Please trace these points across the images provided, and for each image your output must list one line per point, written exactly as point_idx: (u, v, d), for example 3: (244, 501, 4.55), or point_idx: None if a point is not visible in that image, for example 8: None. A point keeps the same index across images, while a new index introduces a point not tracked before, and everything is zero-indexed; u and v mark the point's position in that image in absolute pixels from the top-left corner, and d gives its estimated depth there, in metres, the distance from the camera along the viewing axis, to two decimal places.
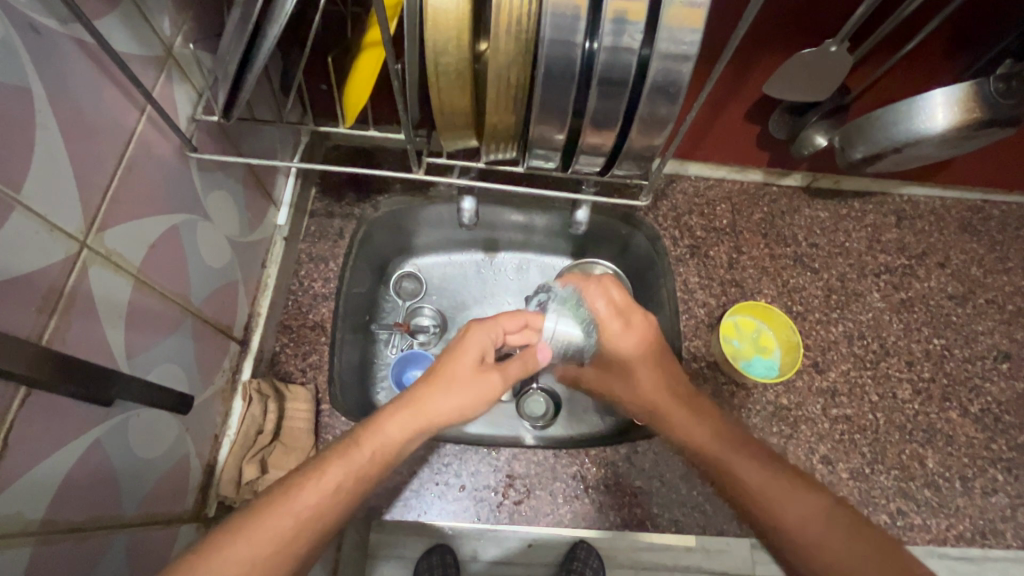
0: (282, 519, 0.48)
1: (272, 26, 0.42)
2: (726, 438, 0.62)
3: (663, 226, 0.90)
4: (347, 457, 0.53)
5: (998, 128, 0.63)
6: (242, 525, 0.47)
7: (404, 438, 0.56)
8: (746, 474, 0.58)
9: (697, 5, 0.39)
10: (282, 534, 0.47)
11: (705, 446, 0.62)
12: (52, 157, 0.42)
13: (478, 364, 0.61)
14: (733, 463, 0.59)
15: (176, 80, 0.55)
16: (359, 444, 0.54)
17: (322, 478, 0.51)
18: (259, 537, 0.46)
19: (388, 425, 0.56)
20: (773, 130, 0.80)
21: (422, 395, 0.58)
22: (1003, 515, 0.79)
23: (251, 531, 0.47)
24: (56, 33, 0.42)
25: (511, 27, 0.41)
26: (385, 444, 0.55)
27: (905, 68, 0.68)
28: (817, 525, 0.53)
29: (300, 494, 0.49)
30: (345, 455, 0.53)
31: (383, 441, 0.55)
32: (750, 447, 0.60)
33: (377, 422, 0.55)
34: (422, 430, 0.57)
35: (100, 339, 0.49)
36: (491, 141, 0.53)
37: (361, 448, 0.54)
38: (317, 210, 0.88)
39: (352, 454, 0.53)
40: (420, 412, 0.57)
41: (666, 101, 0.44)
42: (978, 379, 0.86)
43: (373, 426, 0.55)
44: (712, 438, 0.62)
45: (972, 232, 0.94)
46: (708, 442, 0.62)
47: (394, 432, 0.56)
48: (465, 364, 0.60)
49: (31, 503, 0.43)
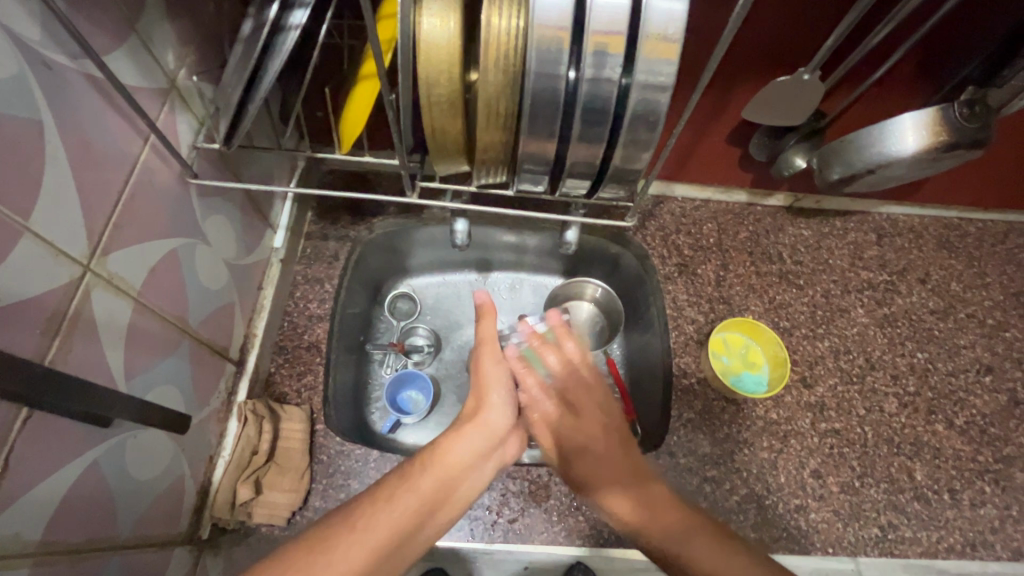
0: (361, 542, 0.51)
1: (274, 60, 0.45)
2: (685, 521, 0.56)
3: (652, 245, 0.93)
4: (412, 484, 0.56)
5: (964, 151, 0.65)
6: (311, 549, 0.49)
7: (466, 455, 0.61)
8: (699, 557, 0.53)
9: (672, 39, 0.41)
10: (353, 558, 0.49)
11: (656, 536, 0.55)
12: (60, 183, 0.44)
13: (505, 388, 0.67)
14: (682, 549, 0.54)
15: (179, 110, 0.57)
16: (419, 471, 0.58)
17: (388, 504, 0.54)
18: (331, 562, 0.49)
19: (453, 446, 0.61)
20: (753, 152, 0.82)
21: (457, 430, 0.63)
22: (992, 526, 0.81)
23: (321, 559, 0.48)
24: (66, 68, 0.44)
25: (499, 60, 0.44)
26: (453, 465, 0.60)
27: (876, 93, 0.72)
28: (719, 564, 0.52)
29: (375, 518, 0.53)
30: (413, 478, 0.57)
31: (446, 465, 0.59)
32: (693, 519, 0.56)
33: (438, 453, 0.60)
34: (475, 448, 0.62)
35: (100, 362, 0.50)
36: (482, 168, 0.55)
37: (426, 469, 0.58)
38: (313, 233, 0.91)
39: (411, 481, 0.57)
40: (461, 443, 0.62)
41: (646, 129, 0.46)
42: (962, 392, 0.88)
43: (433, 457, 0.59)
44: (677, 530, 0.55)
45: (950, 249, 0.97)
46: (664, 524, 0.56)
47: (459, 446, 0.61)
48: (501, 396, 0.67)
49: (29, 524, 0.44)
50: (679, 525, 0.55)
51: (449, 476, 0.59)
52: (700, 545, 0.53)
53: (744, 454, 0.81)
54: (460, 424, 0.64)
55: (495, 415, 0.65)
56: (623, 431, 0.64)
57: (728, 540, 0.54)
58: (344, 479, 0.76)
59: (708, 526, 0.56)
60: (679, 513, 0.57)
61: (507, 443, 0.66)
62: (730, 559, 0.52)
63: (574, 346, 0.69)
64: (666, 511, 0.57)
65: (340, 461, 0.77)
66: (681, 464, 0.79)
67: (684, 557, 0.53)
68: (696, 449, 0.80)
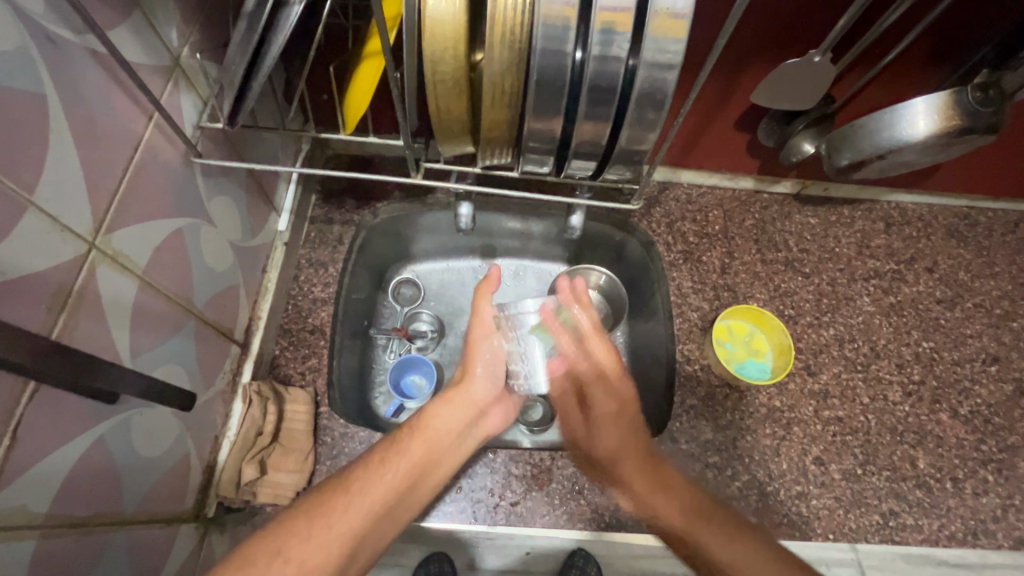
0: (356, 507, 0.53)
1: (277, 36, 0.45)
2: (697, 513, 0.60)
3: (657, 232, 0.92)
4: (402, 451, 0.59)
5: (977, 136, 0.64)
6: (312, 511, 0.51)
7: (453, 422, 0.65)
8: (708, 542, 0.57)
9: (680, 15, 0.41)
10: (350, 519, 0.52)
11: (669, 522, 0.61)
12: (65, 160, 0.44)
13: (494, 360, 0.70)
14: (693, 533, 0.58)
15: (183, 88, 0.56)
16: (408, 439, 0.61)
17: (379, 469, 0.56)
18: (331, 521, 0.51)
19: (438, 414, 0.65)
20: (762, 137, 0.82)
21: (445, 396, 0.66)
22: (994, 515, 0.81)
23: (322, 521, 0.50)
24: (69, 42, 0.44)
25: (504, 37, 0.43)
26: (439, 431, 0.64)
27: (887, 77, 0.71)
28: (732, 549, 0.55)
29: (369, 483, 0.55)
30: (403, 446, 0.60)
31: (433, 430, 0.63)
32: (712, 514, 0.59)
33: (424, 420, 0.63)
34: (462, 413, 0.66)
35: (105, 338, 0.50)
36: (487, 148, 0.55)
37: (414, 437, 0.61)
38: (317, 217, 0.91)
39: (401, 448, 0.60)
40: (449, 407, 0.66)
41: (652, 108, 0.46)
42: (967, 382, 0.87)
43: (420, 423, 0.63)
44: (686, 518, 0.60)
45: (959, 238, 0.96)
46: (671, 510, 0.61)
47: (447, 412, 0.65)
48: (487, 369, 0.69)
49: (34, 496, 0.44)
50: (689, 513, 0.60)
51: (435, 442, 0.63)
52: (712, 529, 0.57)
53: (747, 441, 0.81)
54: (451, 392, 0.67)
55: (480, 386, 0.69)
56: (636, 416, 0.72)
57: (734, 525, 0.57)
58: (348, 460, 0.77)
59: (723, 513, 0.59)
60: (690, 498, 0.62)
61: (487, 413, 0.70)
62: (737, 544, 0.55)
63: (600, 344, 0.73)
64: (676, 497, 0.62)
65: (343, 443, 0.78)
66: (683, 450, 0.79)
67: (694, 545, 0.57)
68: (699, 435, 0.80)
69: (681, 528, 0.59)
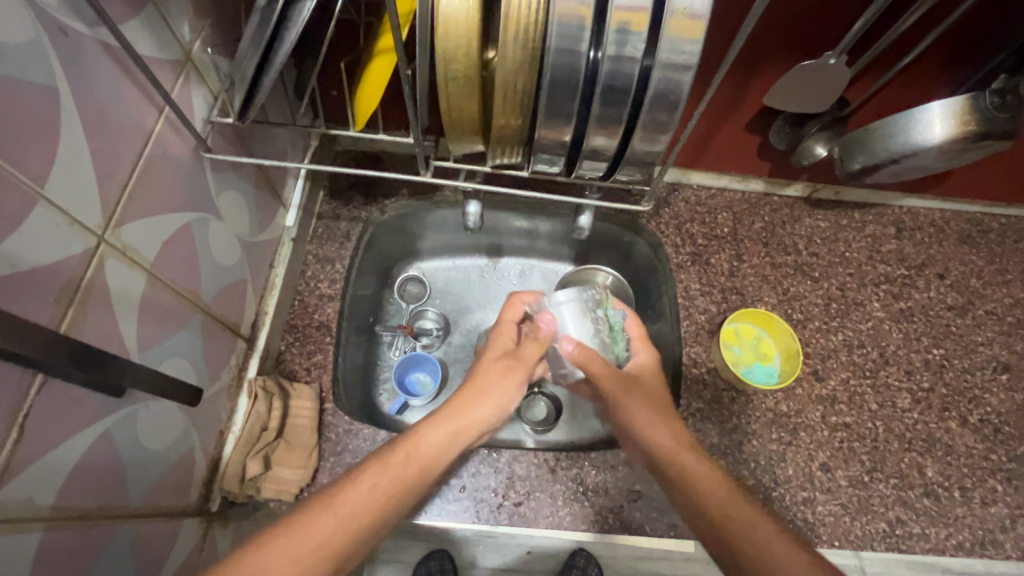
0: (334, 523, 0.51)
1: (289, 31, 0.44)
2: (729, 492, 0.60)
3: (665, 233, 0.91)
4: (390, 465, 0.57)
5: (994, 142, 0.63)
6: (291, 525, 0.49)
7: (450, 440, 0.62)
8: (748, 522, 0.57)
9: (698, 16, 0.40)
10: (326, 535, 0.50)
11: (704, 492, 0.60)
12: (77, 153, 0.44)
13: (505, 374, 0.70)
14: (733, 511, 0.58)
15: (193, 82, 0.56)
16: (397, 452, 0.58)
17: (359, 483, 0.54)
18: (308, 535, 0.49)
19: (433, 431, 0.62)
20: (773, 140, 0.81)
21: (447, 412, 0.65)
22: (1002, 525, 0.80)
23: (300, 535, 0.49)
24: (82, 35, 0.43)
25: (518, 35, 0.43)
26: (434, 447, 0.61)
27: (902, 82, 0.70)
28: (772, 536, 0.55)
29: (349, 498, 0.53)
30: (391, 460, 0.57)
31: (426, 447, 0.60)
32: (747, 501, 0.59)
33: (416, 434, 0.61)
34: (462, 431, 0.64)
35: (112, 331, 0.50)
36: (497, 146, 0.54)
37: (405, 451, 0.58)
38: (324, 213, 0.89)
39: (388, 460, 0.57)
40: (449, 423, 0.64)
41: (666, 110, 0.45)
42: (977, 390, 0.87)
43: (412, 436, 0.60)
44: (725, 490, 0.60)
45: (971, 245, 0.95)
46: (707, 481, 0.61)
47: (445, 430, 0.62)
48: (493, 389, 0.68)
49: (40, 488, 0.44)
50: (729, 493, 0.60)
51: (427, 462, 0.59)
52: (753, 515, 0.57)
53: (753, 446, 0.80)
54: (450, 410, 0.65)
55: (484, 408, 0.67)
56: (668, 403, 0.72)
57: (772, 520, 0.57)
58: (352, 457, 0.77)
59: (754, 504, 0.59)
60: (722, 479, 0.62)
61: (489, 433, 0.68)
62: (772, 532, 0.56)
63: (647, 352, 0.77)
64: (713, 474, 0.62)
65: (347, 440, 0.77)
66: None
67: (731, 519, 0.57)
68: (704, 439, 0.79)
69: (720, 500, 0.59)
